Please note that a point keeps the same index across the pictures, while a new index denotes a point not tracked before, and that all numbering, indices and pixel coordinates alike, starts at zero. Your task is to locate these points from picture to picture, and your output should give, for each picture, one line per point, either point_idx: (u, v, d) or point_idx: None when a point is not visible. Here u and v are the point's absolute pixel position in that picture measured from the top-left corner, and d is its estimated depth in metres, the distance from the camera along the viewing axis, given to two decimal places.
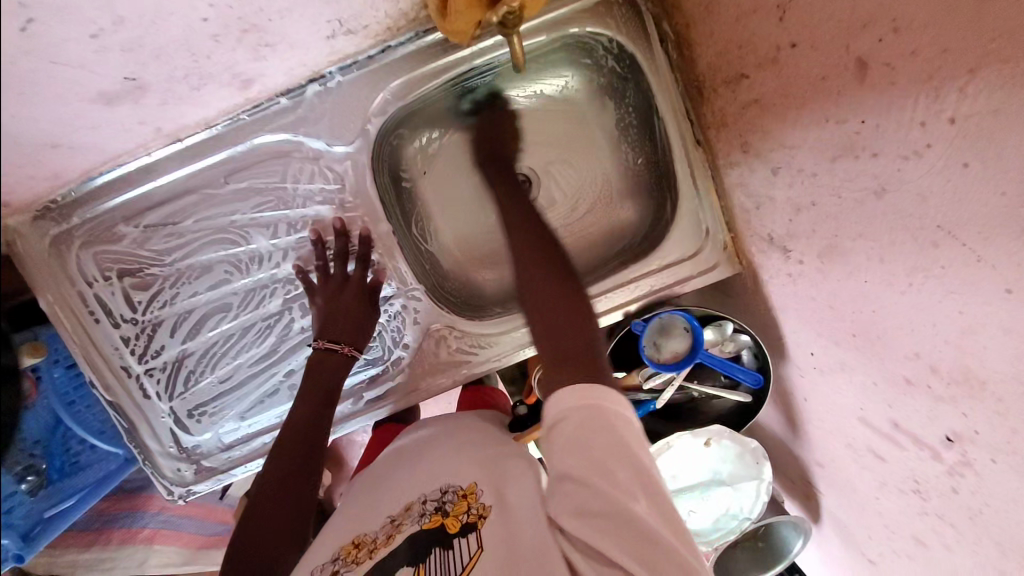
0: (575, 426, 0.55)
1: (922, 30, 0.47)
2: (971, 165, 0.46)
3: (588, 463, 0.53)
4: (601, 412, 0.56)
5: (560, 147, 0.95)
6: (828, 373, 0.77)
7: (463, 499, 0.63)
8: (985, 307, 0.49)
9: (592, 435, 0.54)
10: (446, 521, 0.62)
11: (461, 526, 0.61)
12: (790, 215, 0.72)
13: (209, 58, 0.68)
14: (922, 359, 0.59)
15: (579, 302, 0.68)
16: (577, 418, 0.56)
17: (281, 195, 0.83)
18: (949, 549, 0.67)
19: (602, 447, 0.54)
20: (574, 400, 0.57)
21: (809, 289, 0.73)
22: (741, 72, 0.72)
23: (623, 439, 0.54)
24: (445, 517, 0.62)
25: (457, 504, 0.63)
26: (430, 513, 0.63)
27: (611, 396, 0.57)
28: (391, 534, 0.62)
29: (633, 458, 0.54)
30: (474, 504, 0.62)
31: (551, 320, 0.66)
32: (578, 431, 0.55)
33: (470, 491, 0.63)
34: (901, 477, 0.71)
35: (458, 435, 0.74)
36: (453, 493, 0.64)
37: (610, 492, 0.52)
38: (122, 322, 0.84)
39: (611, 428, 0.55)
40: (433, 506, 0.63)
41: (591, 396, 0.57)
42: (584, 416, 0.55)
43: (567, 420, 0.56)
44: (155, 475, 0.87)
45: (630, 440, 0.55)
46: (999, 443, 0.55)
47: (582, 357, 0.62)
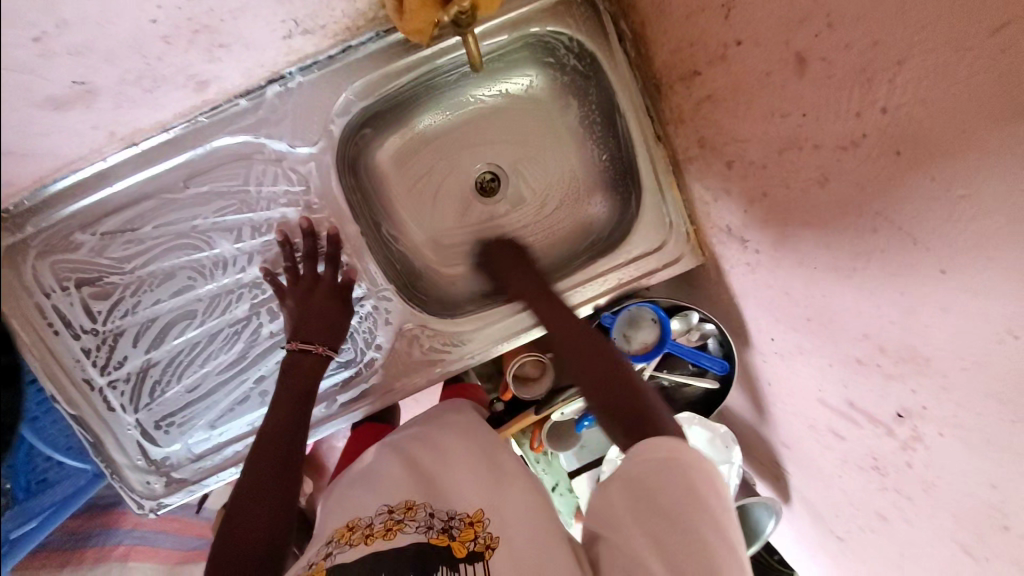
0: (648, 477, 0.58)
1: (853, 26, 0.49)
2: (903, 152, 0.49)
3: (670, 512, 0.55)
4: (663, 463, 0.58)
5: (528, 146, 0.96)
6: (788, 358, 0.80)
7: (471, 525, 0.64)
8: (925, 288, 0.52)
9: (675, 484, 0.57)
10: (453, 543, 0.62)
11: (466, 552, 0.61)
12: (745, 207, 0.74)
13: (161, 60, 0.68)
14: (872, 340, 0.62)
15: (602, 350, 0.72)
16: (660, 473, 0.58)
17: (244, 198, 0.82)
18: (908, 520, 0.71)
19: (667, 487, 0.57)
20: (663, 450, 0.59)
21: (767, 278, 0.76)
22: (694, 69, 0.74)
23: (701, 484, 0.57)
24: (451, 539, 0.63)
25: (464, 529, 0.64)
26: (436, 529, 0.63)
27: (693, 451, 0.59)
28: (390, 529, 0.63)
29: (694, 496, 0.56)
30: (481, 532, 0.63)
31: (603, 391, 0.68)
32: (655, 478, 0.57)
33: (476, 517, 0.65)
34: (860, 454, 0.74)
35: (453, 439, 0.75)
36: (459, 519, 0.65)
37: (672, 522, 0.55)
38: (83, 334, 0.81)
39: (691, 471, 0.57)
40: (440, 524, 0.64)
41: (663, 447, 0.59)
42: (656, 464, 0.58)
43: (674, 475, 0.58)
44: (123, 489, 0.85)
45: (713, 485, 0.58)
46: (945, 416, 0.57)
47: (612, 395, 0.67)
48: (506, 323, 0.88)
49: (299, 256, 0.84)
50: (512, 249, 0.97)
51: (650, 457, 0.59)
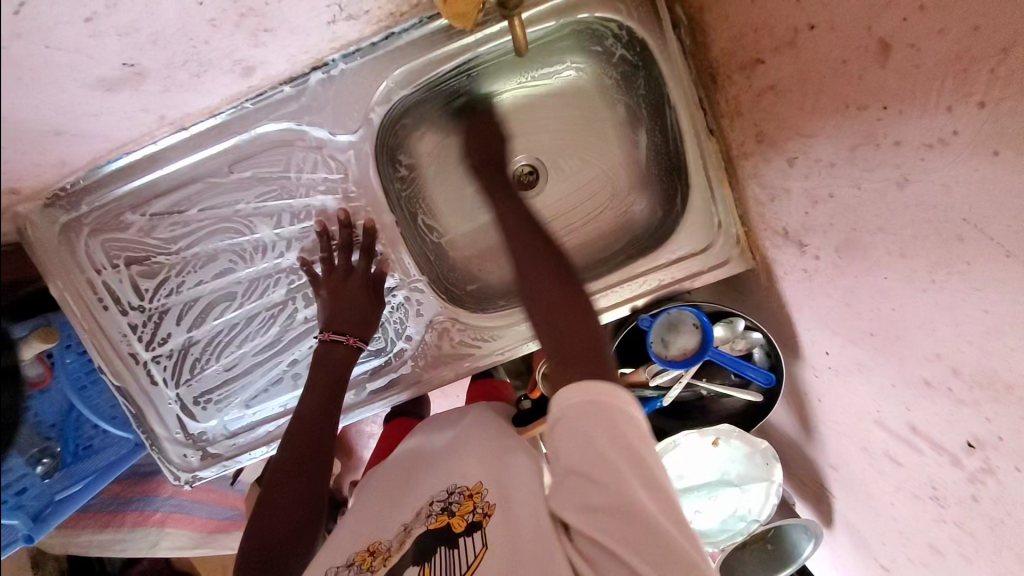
0: (586, 427, 0.52)
1: (952, 8, 0.44)
2: (1002, 153, 0.43)
3: (597, 462, 0.50)
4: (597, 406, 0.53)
5: (570, 137, 0.93)
6: (842, 374, 0.74)
7: (469, 498, 0.62)
8: (1013, 306, 0.46)
9: (598, 434, 0.51)
10: (452, 520, 0.62)
11: (466, 524, 0.61)
12: (806, 208, 0.69)
13: (207, 44, 0.67)
14: (944, 361, 0.56)
15: (577, 302, 0.65)
16: (574, 419, 0.53)
17: (285, 184, 0.82)
18: (968, 559, 0.65)
19: (582, 448, 0.51)
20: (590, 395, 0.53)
21: (825, 286, 0.70)
22: (757, 57, 0.68)
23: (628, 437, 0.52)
24: (451, 516, 0.62)
25: (463, 503, 0.62)
26: (436, 513, 0.63)
27: (614, 391, 0.54)
28: (403, 540, 0.63)
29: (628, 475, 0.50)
30: (479, 503, 0.62)
31: (565, 329, 0.63)
32: (579, 429, 0.52)
33: (475, 490, 0.63)
34: (917, 482, 0.68)
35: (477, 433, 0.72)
36: (459, 493, 0.64)
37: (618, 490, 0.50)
38: (130, 310, 0.85)
39: (641, 440, 0.52)
40: (440, 507, 0.63)
41: (596, 389, 0.53)
42: (582, 413, 0.52)
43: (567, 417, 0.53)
44: (162, 461, 0.88)
45: (633, 436, 0.52)
46: (1022, 450, 0.51)
47: (585, 355, 0.59)
48: None
49: (335, 245, 0.84)
50: (548, 245, 0.94)
51: (577, 401, 0.53)
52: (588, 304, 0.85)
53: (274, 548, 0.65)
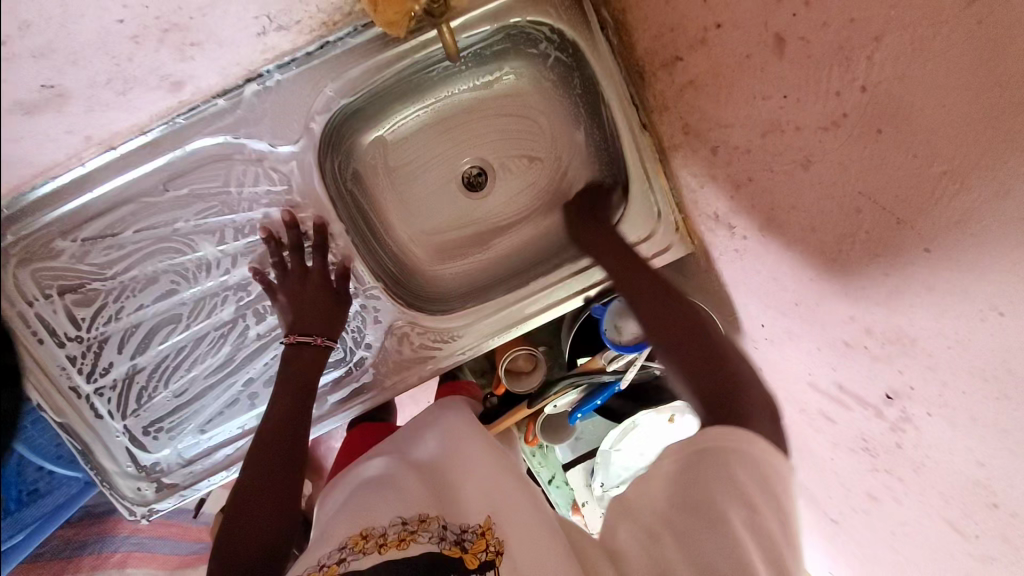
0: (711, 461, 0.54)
1: (830, 5, 0.49)
2: (883, 131, 0.48)
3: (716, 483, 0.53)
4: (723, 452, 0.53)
5: (514, 140, 0.96)
6: (778, 343, 0.80)
7: (482, 536, 0.63)
8: (908, 267, 0.51)
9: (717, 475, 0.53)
10: (464, 556, 0.61)
11: (478, 563, 0.60)
12: (731, 192, 0.74)
13: (131, 61, 0.67)
14: (858, 322, 0.61)
15: (683, 304, 0.69)
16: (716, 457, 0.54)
17: (226, 199, 0.81)
18: (899, 500, 0.71)
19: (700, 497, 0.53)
20: (708, 439, 0.55)
21: (754, 263, 0.76)
22: (676, 55, 0.73)
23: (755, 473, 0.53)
24: (463, 552, 0.61)
25: (476, 541, 0.62)
26: (449, 540, 0.62)
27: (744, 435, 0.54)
28: (403, 538, 0.60)
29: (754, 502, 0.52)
30: (491, 542, 0.62)
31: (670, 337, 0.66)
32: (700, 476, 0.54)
33: (486, 527, 0.63)
34: (851, 436, 0.75)
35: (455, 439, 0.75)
36: (472, 531, 0.63)
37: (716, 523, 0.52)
38: (67, 342, 0.81)
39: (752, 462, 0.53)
40: (453, 536, 0.62)
41: (732, 432, 0.54)
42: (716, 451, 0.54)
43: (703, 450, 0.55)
44: (114, 496, 0.84)
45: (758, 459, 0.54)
46: (931, 396, 0.58)
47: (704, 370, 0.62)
48: (497, 318, 0.88)
49: (286, 251, 0.83)
50: (500, 242, 0.97)
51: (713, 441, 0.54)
52: (542, 297, 0.88)
53: (249, 556, 0.63)
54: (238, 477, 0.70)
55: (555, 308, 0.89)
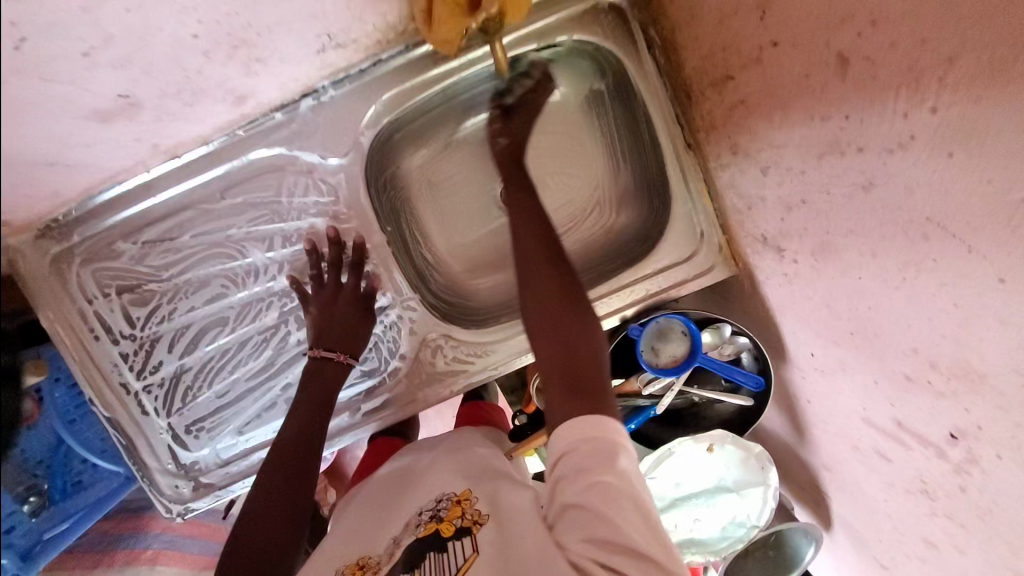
0: (579, 462, 0.54)
1: (899, 23, 0.47)
2: (955, 154, 0.46)
3: (597, 491, 0.52)
4: (596, 449, 0.54)
5: (555, 157, 0.96)
6: (828, 373, 0.77)
7: (458, 504, 0.63)
8: (979, 298, 0.48)
9: (601, 470, 0.53)
10: (440, 526, 0.61)
11: (455, 530, 0.60)
12: (782, 214, 0.72)
13: (201, 74, 0.70)
14: (921, 355, 0.58)
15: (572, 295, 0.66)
16: (584, 453, 0.54)
17: (276, 208, 0.84)
18: (960, 550, 0.67)
19: (584, 495, 0.52)
20: (583, 438, 0.55)
21: (804, 289, 0.73)
22: (727, 74, 0.72)
23: (631, 468, 0.54)
24: (439, 522, 0.62)
25: (452, 509, 0.63)
26: (424, 521, 0.63)
27: (616, 431, 0.56)
28: (393, 552, 0.61)
29: (623, 500, 0.52)
30: (468, 509, 0.62)
31: (559, 339, 0.63)
32: (588, 468, 0.53)
33: (464, 496, 0.63)
34: (908, 477, 0.70)
35: (457, 450, 0.72)
36: (447, 500, 0.64)
37: (604, 517, 0.51)
38: (121, 339, 0.84)
39: (621, 457, 0.54)
40: (428, 515, 0.63)
41: (591, 427, 0.55)
42: (585, 450, 0.54)
43: (574, 452, 0.55)
44: (153, 493, 0.87)
45: (631, 467, 0.54)
46: (1002, 438, 0.53)
47: (575, 377, 0.60)
48: None
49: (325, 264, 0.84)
50: None
51: (580, 439, 0.55)
52: None
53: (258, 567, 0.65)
54: (246, 497, 0.70)
55: None
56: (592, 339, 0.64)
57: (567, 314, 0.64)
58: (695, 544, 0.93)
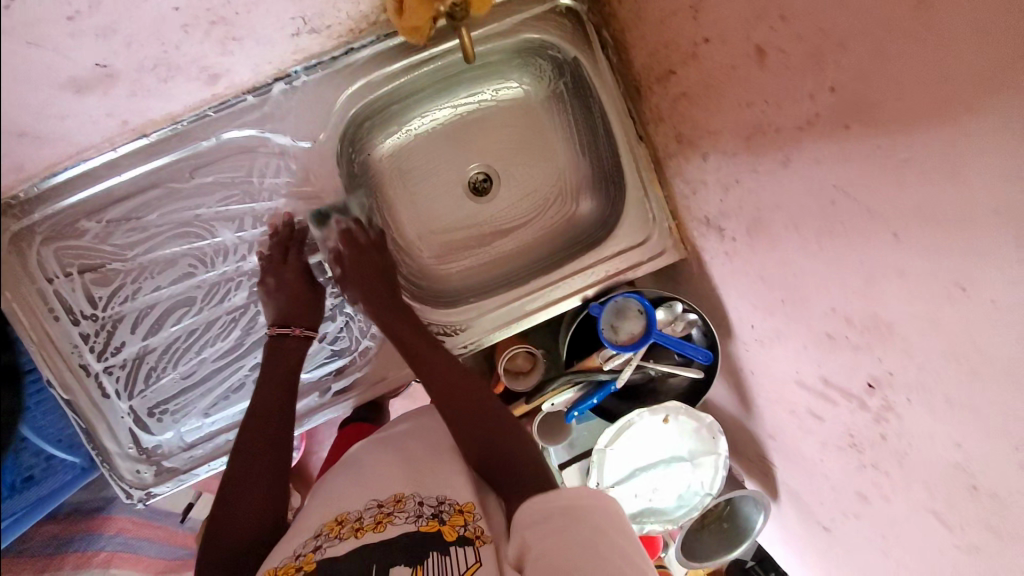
0: (556, 519, 0.60)
1: (803, 16, 0.55)
2: (852, 127, 0.54)
3: (566, 546, 0.57)
4: (571, 513, 0.60)
5: (520, 150, 1.02)
6: (768, 343, 0.84)
7: (461, 513, 0.66)
8: (880, 254, 0.56)
9: (574, 530, 0.59)
10: (442, 528, 0.64)
11: (457, 537, 0.63)
12: (720, 196, 0.79)
13: (177, 49, 0.72)
14: (838, 313, 0.66)
15: (465, 372, 0.79)
16: (559, 516, 0.60)
17: (247, 188, 0.86)
18: (886, 496, 0.74)
19: (555, 548, 0.57)
20: (562, 502, 0.61)
21: (743, 264, 0.81)
22: (670, 69, 0.80)
23: (601, 527, 0.60)
24: (441, 524, 0.64)
25: (455, 515, 0.65)
26: (426, 516, 0.65)
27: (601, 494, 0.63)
28: (379, 521, 0.65)
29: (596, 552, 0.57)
30: (471, 521, 0.65)
31: (470, 422, 0.74)
32: (567, 528, 0.59)
33: (467, 507, 0.67)
34: (838, 433, 0.78)
35: (445, 440, 0.77)
36: (449, 505, 0.67)
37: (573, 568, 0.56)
38: (82, 320, 0.83)
39: (599, 519, 0.60)
40: (431, 511, 0.66)
41: (572, 494, 0.62)
42: (561, 513, 0.60)
43: (550, 513, 0.61)
44: (113, 477, 0.85)
45: (605, 528, 0.60)
46: (909, 383, 0.61)
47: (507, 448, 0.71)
48: (499, 312, 0.92)
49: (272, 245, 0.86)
50: (503, 244, 1.02)
51: (558, 501, 0.61)
52: (541, 295, 0.93)
53: (231, 551, 0.66)
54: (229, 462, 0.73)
55: (555, 306, 0.93)
56: (497, 410, 0.76)
57: (467, 399, 0.76)
58: (654, 513, 0.99)
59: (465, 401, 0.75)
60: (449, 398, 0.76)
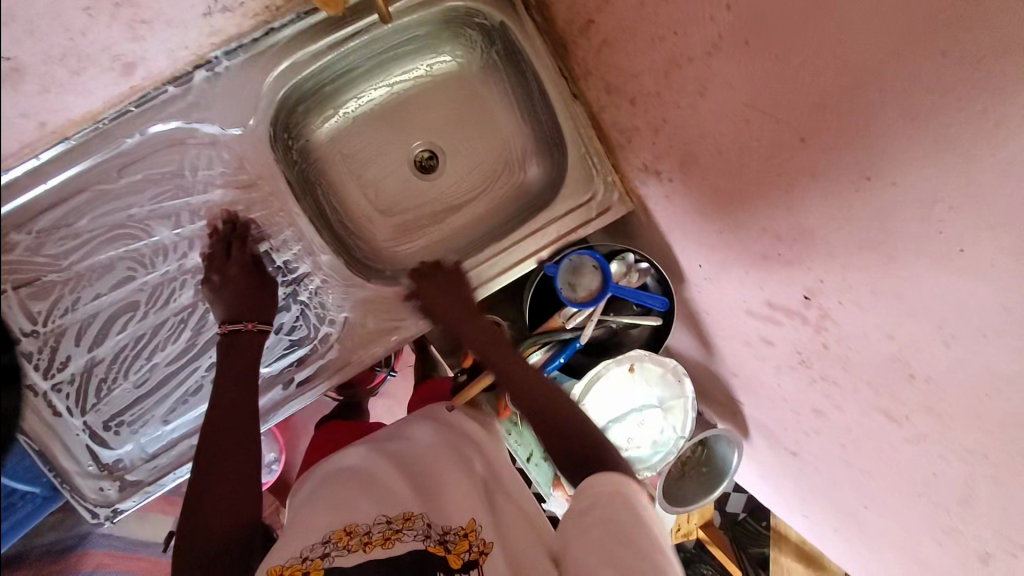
0: (603, 512, 0.63)
1: None
2: None
3: (612, 538, 0.60)
4: (614, 505, 0.63)
5: (462, 123, 1.03)
6: (715, 279, 0.88)
7: (465, 537, 0.65)
8: None
9: (619, 518, 0.62)
10: (448, 555, 0.63)
11: (463, 563, 0.63)
12: (652, 138, 0.82)
13: (84, 36, 0.70)
14: (769, 232, 0.70)
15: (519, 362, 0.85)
16: (604, 505, 0.63)
17: (179, 183, 0.84)
18: (839, 406, 0.77)
19: (607, 540, 0.60)
20: (604, 494, 0.64)
21: (682, 203, 0.84)
22: (589, 19, 0.84)
23: (644, 514, 0.63)
24: (446, 551, 0.64)
25: (459, 541, 0.65)
26: (433, 538, 0.65)
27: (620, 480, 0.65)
28: (388, 537, 0.64)
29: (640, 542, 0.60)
30: (476, 541, 0.65)
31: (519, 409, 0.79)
32: (612, 518, 0.62)
33: (471, 528, 0.66)
34: (788, 353, 0.80)
35: (443, 453, 0.77)
36: (454, 532, 0.66)
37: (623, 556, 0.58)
38: (21, 338, 0.79)
39: (633, 507, 0.63)
40: (436, 535, 0.65)
41: (611, 486, 0.65)
42: (606, 503, 0.63)
43: (596, 504, 0.64)
44: (75, 498, 0.82)
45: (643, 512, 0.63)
46: (840, 285, 0.64)
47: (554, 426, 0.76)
48: (457, 283, 0.92)
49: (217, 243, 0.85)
50: (456, 217, 1.03)
51: (603, 491, 0.64)
52: (496, 263, 0.93)
53: (200, 558, 0.63)
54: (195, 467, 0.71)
55: (512, 271, 0.93)
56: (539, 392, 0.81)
57: (510, 391, 0.81)
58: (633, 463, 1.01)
59: (506, 394, 0.81)
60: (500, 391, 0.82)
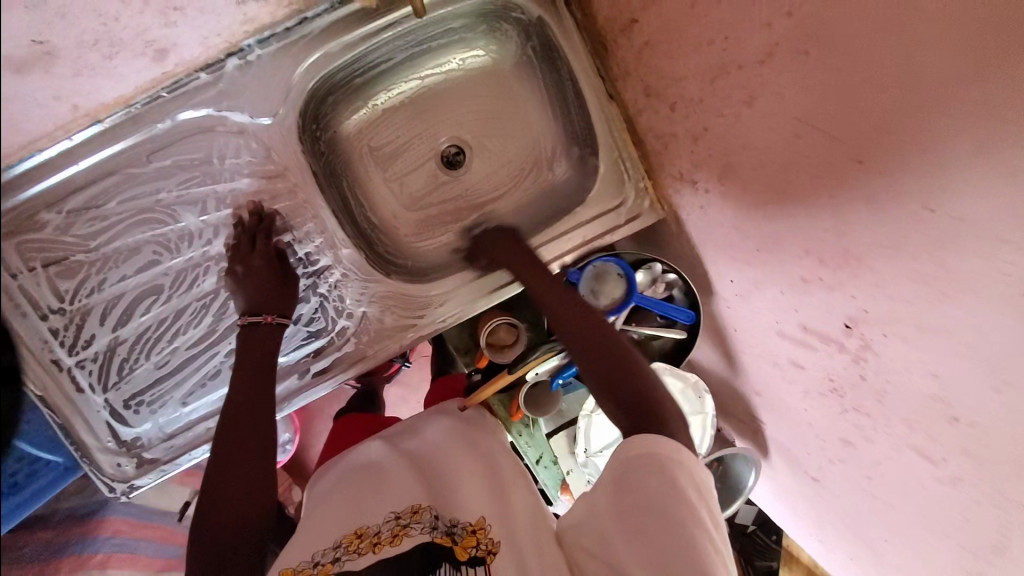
0: (633, 477, 0.59)
1: None
2: None
3: (643, 500, 0.58)
4: (647, 464, 0.59)
5: (491, 120, 1.01)
6: (747, 295, 0.84)
7: (473, 532, 0.64)
8: None
9: (647, 482, 0.58)
10: (456, 547, 0.63)
11: (469, 557, 0.62)
12: (691, 146, 0.79)
13: (118, 21, 0.70)
14: (812, 254, 0.66)
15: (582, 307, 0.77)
16: (636, 470, 0.59)
17: (207, 169, 0.85)
18: (870, 440, 0.72)
19: (635, 507, 0.58)
20: (640, 446, 0.60)
21: (718, 215, 0.80)
22: (632, 18, 0.80)
23: (685, 478, 0.59)
24: (455, 543, 0.64)
25: (467, 536, 0.64)
26: (441, 530, 0.65)
27: (668, 442, 0.61)
28: (396, 534, 0.64)
29: (670, 510, 0.56)
30: (484, 539, 0.64)
31: (589, 356, 0.72)
32: (641, 482, 0.59)
33: (479, 525, 0.65)
34: (819, 380, 0.76)
35: (455, 445, 0.76)
36: (462, 526, 0.65)
37: (655, 521, 0.56)
38: (49, 314, 0.80)
39: (668, 461, 0.59)
40: (444, 526, 0.65)
41: (640, 447, 0.61)
42: (638, 464, 0.60)
43: (636, 463, 0.60)
44: (94, 473, 0.84)
45: (682, 477, 0.59)
46: (885, 317, 0.60)
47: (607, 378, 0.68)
48: (478, 283, 0.91)
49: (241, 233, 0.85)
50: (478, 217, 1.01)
51: (638, 450, 0.60)
52: None
53: (216, 544, 0.64)
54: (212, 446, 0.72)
55: None
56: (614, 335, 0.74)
57: (590, 334, 0.73)
58: None
59: (588, 338, 0.73)
60: (572, 338, 0.74)
